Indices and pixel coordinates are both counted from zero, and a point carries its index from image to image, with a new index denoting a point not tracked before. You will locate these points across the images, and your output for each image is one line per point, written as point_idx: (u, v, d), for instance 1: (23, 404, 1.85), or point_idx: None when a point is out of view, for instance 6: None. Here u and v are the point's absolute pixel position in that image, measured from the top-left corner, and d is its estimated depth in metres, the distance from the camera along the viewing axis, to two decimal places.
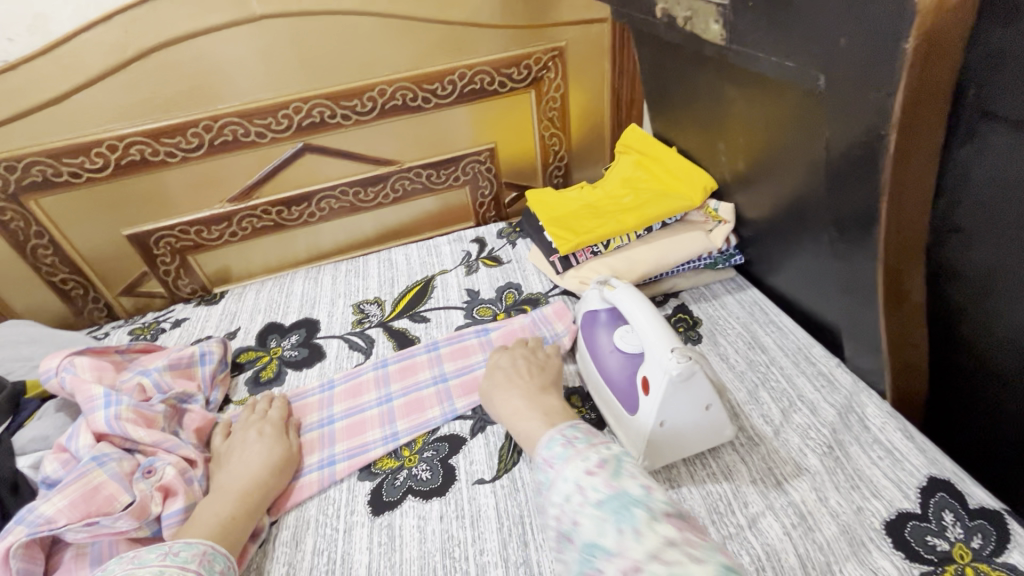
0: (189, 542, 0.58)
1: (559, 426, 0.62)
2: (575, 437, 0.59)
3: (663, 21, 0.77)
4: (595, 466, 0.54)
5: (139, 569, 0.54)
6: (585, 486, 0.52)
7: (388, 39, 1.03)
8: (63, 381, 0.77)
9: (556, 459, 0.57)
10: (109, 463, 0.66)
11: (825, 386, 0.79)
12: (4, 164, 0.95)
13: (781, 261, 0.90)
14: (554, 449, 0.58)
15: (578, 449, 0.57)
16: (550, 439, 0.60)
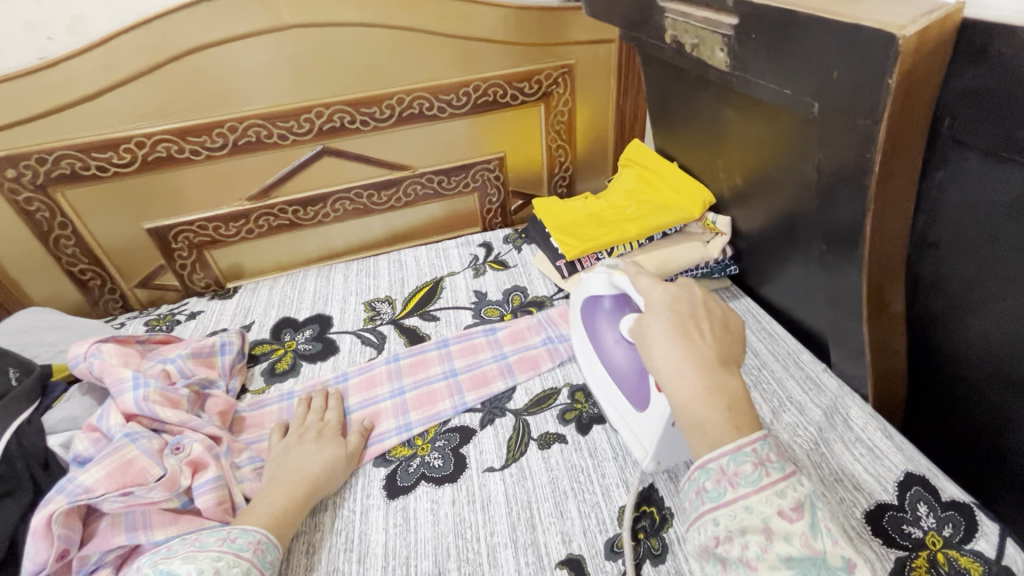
0: (246, 530, 0.61)
1: (751, 437, 0.48)
2: (769, 460, 0.47)
3: (672, 47, 0.83)
4: (791, 510, 0.45)
5: (201, 551, 0.57)
6: (775, 528, 0.44)
7: (409, 51, 1.08)
8: (91, 365, 0.80)
9: (740, 481, 0.46)
10: (140, 440, 0.70)
11: (812, 389, 0.85)
12: (35, 157, 0.98)
13: (773, 271, 0.96)
14: (742, 468, 0.46)
15: (772, 478, 0.46)
16: (738, 454, 0.47)
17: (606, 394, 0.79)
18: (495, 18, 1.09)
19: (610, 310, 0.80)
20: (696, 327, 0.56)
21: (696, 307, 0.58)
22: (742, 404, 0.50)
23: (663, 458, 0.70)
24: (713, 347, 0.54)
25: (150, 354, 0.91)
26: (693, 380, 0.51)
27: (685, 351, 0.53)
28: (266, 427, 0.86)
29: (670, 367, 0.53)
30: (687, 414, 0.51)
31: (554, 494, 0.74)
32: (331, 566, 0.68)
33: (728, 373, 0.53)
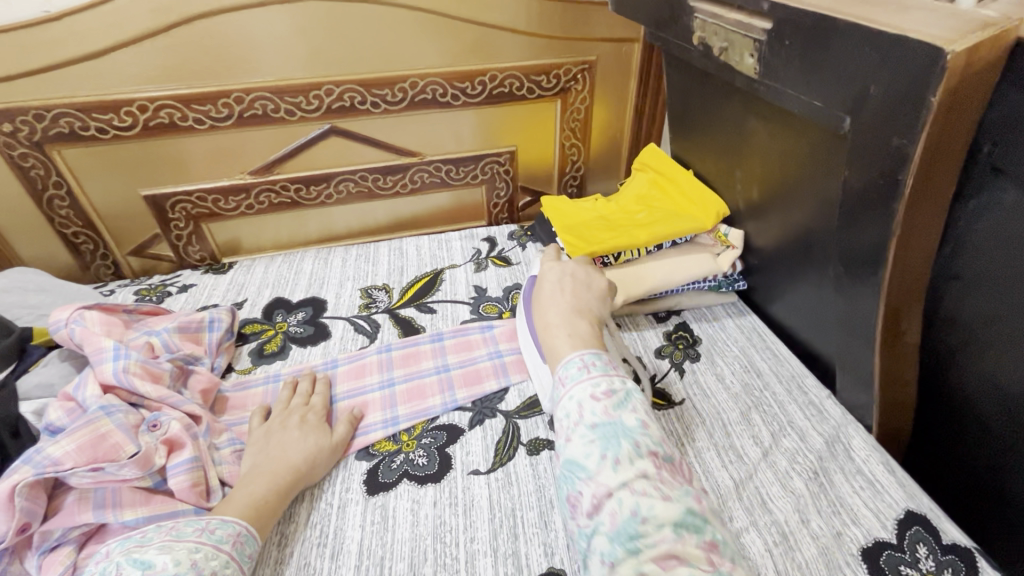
0: (226, 521, 0.60)
1: (580, 352, 0.65)
2: (591, 363, 0.63)
3: (698, 49, 0.80)
4: (601, 393, 0.59)
5: (178, 541, 0.55)
6: (587, 406, 0.58)
7: (426, 34, 1.05)
8: (72, 333, 0.77)
9: (569, 379, 0.62)
10: (116, 414, 0.67)
11: (814, 415, 0.82)
12: (33, 113, 0.95)
13: (784, 290, 0.93)
14: (571, 370, 0.63)
15: (592, 374, 0.62)
16: (568, 361, 0.65)
17: (529, 354, 0.86)
18: (517, 7, 1.06)
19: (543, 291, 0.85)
20: (567, 290, 0.78)
21: (577, 279, 0.80)
22: (582, 337, 0.69)
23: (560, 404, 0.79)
24: (576, 302, 0.75)
25: (135, 324, 0.89)
26: (552, 320, 0.73)
27: (557, 301, 0.76)
28: (250, 408, 0.84)
29: (546, 322, 0.73)
30: (547, 338, 0.72)
31: (540, 503, 0.71)
32: (303, 561, 0.66)
33: (577, 320, 0.73)
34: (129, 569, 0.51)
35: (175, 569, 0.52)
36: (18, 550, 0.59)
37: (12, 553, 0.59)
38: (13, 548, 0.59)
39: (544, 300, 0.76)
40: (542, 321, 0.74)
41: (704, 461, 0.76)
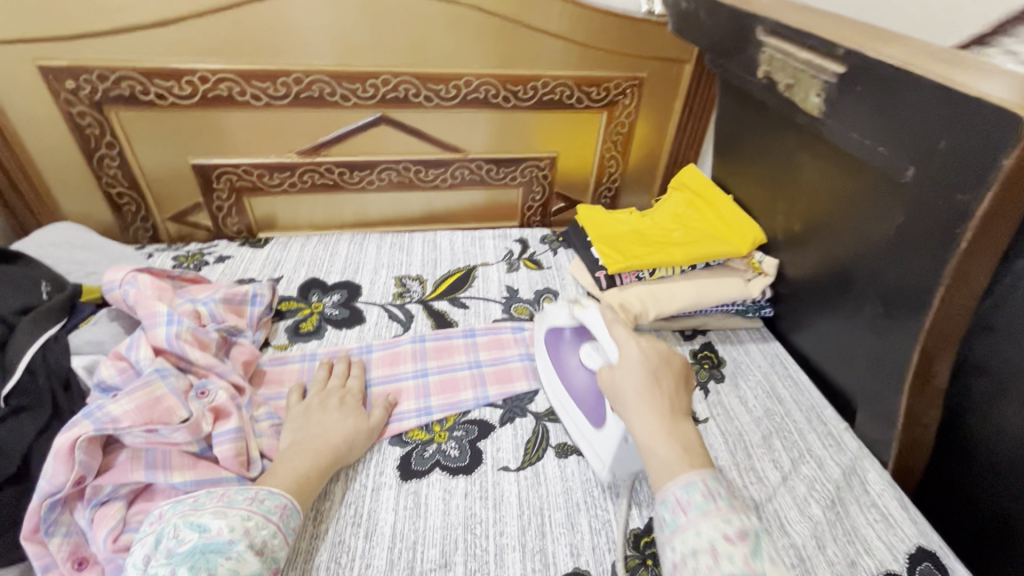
0: (274, 493, 0.62)
1: (687, 473, 0.54)
2: (716, 491, 0.52)
3: (762, 82, 0.82)
4: (735, 535, 0.49)
5: (230, 508, 0.58)
6: (720, 551, 0.48)
7: (486, 36, 1.07)
8: (126, 294, 0.79)
9: (692, 509, 0.51)
10: (169, 378, 0.69)
11: (833, 446, 0.85)
12: (97, 73, 0.97)
13: (811, 322, 0.96)
14: (693, 496, 0.52)
15: (719, 507, 0.51)
16: (688, 483, 0.52)
17: (566, 414, 0.82)
18: (578, 19, 1.08)
19: (571, 341, 0.83)
20: (661, 381, 0.63)
21: (663, 359, 0.66)
22: (698, 454, 0.56)
23: (620, 474, 0.73)
24: (673, 401, 0.61)
25: (180, 291, 0.90)
26: (655, 430, 0.58)
27: (652, 405, 0.60)
28: (287, 384, 0.86)
29: (646, 431, 0.58)
30: (653, 459, 0.56)
31: (567, 505, 0.73)
32: (337, 537, 0.68)
33: (682, 423, 0.59)
34: (187, 531, 0.55)
35: (229, 536, 0.55)
36: (69, 502, 0.61)
37: (64, 505, 0.60)
38: (65, 499, 0.61)
39: (633, 404, 0.61)
40: (643, 435, 0.58)
41: (726, 480, 0.78)
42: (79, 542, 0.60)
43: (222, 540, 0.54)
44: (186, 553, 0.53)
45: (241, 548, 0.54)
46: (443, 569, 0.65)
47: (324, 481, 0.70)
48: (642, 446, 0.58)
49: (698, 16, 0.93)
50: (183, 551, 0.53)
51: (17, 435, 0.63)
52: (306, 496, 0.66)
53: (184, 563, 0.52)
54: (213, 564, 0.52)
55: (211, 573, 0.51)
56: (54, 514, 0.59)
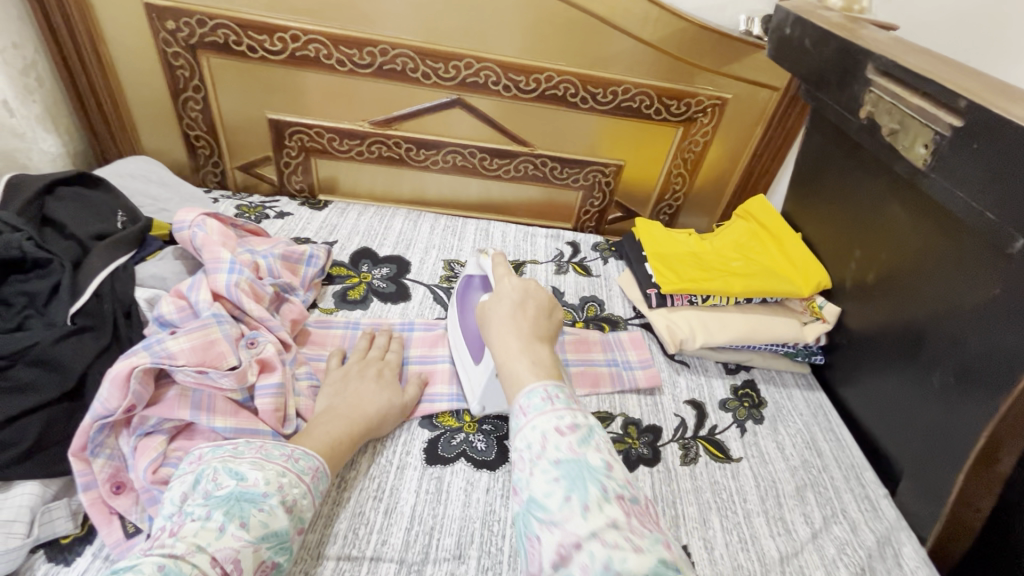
0: (308, 454, 0.63)
1: (545, 380, 0.56)
2: (555, 395, 0.55)
3: (863, 123, 0.79)
4: (567, 428, 0.52)
5: (267, 462, 0.59)
6: (550, 441, 0.51)
7: (577, 35, 1.05)
8: (194, 236, 0.82)
9: (529, 409, 0.54)
10: (224, 324, 0.71)
11: (869, 511, 0.81)
12: (197, 17, 1.00)
13: (866, 379, 0.91)
14: (533, 400, 0.54)
15: (555, 407, 0.54)
16: (530, 389, 0.55)
17: (457, 349, 0.87)
18: (673, 29, 1.05)
19: (478, 287, 0.85)
20: (526, 311, 0.65)
21: (528, 295, 0.68)
22: (545, 366, 0.59)
23: (489, 406, 0.80)
24: (533, 326, 0.64)
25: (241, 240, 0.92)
26: (511, 345, 0.61)
27: (514, 327, 0.63)
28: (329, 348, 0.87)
29: (503, 350, 0.61)
30: (506, 372, 0.59)
31: None
32: (358, 509, 0.68)
33: (538, 345, 0.62)
34: (225, 477, 0.56)
35: (264, 488, 0.56)
36: (116, 427, 0.64)
37: (111, 428, 0.63)
38: (112, 424, 0.63)
39: (497, 327, 0.64)
40: (500, 351, 0.61)
41: (752, 526, 0.76)
42: (120, 467, 0.63)
43: (258, 491, 0.55)
44: (223, 497, 0.54)
45: (273, 502, 0.55)
46: (457, 560, 0.65)
47: (353, 451, 0.71)
48: (499, 363, 0.61)
49: (802, 44, 0.89)
50: (221, 495, 0.54)
51: (80, 354, 0.66)
52: (337, 461, 0.67)
53: (220, 507, 0.53)
54: (247, 513, 0.53)
55: (244, 521, 0.53)
56: (101, 436, 0.62)
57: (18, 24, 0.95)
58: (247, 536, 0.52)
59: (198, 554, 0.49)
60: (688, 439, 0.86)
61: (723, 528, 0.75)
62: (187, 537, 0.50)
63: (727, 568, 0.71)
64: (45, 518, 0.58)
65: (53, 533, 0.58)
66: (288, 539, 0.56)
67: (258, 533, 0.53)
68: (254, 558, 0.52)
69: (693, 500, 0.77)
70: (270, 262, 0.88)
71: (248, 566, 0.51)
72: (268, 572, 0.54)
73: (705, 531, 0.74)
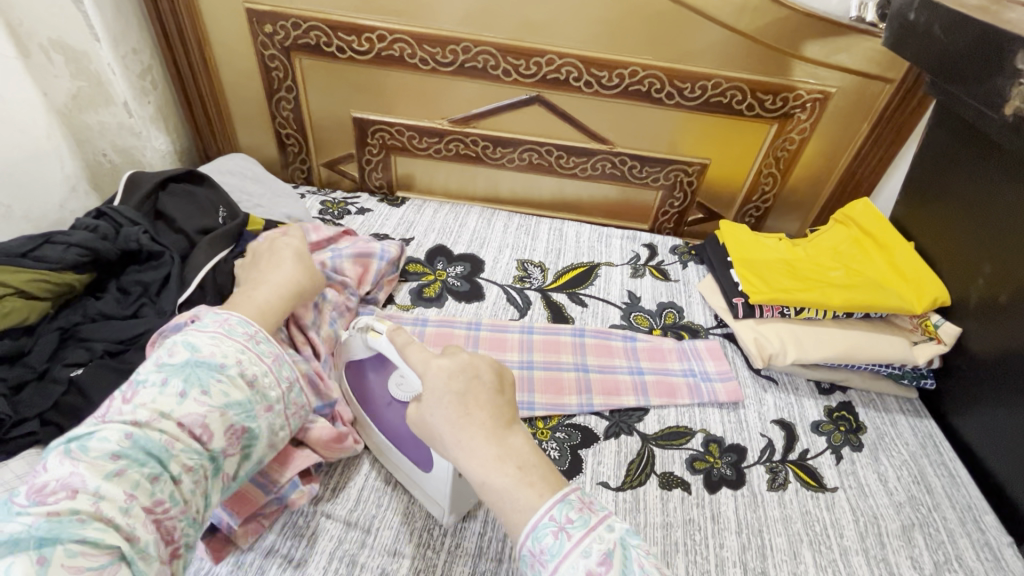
0: (270, 338, 0.60)
1: (548, 503, 0.47)
2: (568, 520, 0.46)
3: (1006, 120, 0.69)
4: (599, 565, 0.44)
5: (228, 338, 0.56)
6: None
7: (667, 27, 1.00)
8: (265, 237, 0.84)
9: (547, 556, 0.45)
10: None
11: (990, 561, 0.71)
12: (293, 21, 1.04)
13: (990, 410, 0.81)
14: (545, 542, 0.45)
15: (574, 538, 0.45)
16: (535, 527, 0.46)
17: (390, 460, 0.71)
18: (773, 18, 0.97)
19: (373, 368, 0.73)
20: (477, 397, 0.52)
21: (469, 376, 0.54)
22: (535, 467, 0.50)
23: (459, 509, 0.66)
24: (499, 408, 0.53)
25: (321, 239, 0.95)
26: (481, 455, 0.50)
27: (474, 425, 0.51)
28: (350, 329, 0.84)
29: (473, 462, 0.50)
30: (488, 493, 0.49)
31: (664, 541, 0.69)
32: (433, 509, 0.69)
33: (513, 436, 0.52)
34: (180, 348, 0.53)
35: (221, 359, 0.54)
36: None
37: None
38: None
39: (451, 436, 0.51)
40: (469, 465, 0.50)
41: (850, 566, 0.69)
42: None
43: (215, 361, 0.53)
44: (178, 365, 0.51)
45: (232, 373, 0.54)
46: None
47: None
48: (473, 480, 0.50)
49: (929, 30, 0.79)
50: (174, 363, 0.51)
51: None
52: None
53: (177, 373, 0.51)
54: (206, 381, 0.52)
55: (204, 388, 0.51)
56: None
57: (138, 31, 1.03)
58: (209, 402, 0.51)
59: (163, 420, 0.48)
60: (776, 462, 0.80)
61: (815, 564, 0.69)
62: (146, 402, 0.49)
63: None
64: None
65: None
66: (254, 410, 0.54)
67: (219, 400, 0.52)
68: (221, 422, 0.51)
69: (782, 530, 0.72)
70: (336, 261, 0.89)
71: (217, 429, 0.51)
72: (240, 436, 0.53)
73: (795, 565, 0.68)
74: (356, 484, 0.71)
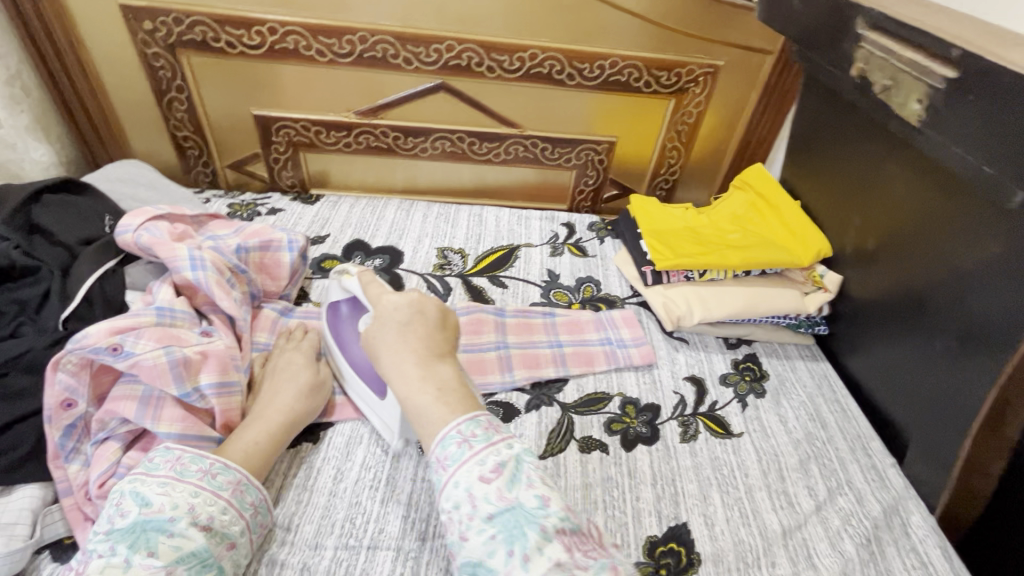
0: (229, 467, 0.61)
1: (457, 419, 0.56)
2: (472, 435, 0.55)
3: (855, 81, 0.75)
4: (490, 473, 0.52)
5: (180, 481, 0.58)
6: (477, 494, 0.51)
7: (560, 9, 1.02)
8: (141, 240, 0.77)
9: (449, 461, 0.54)
10: (168, 319, 0.70)
11: (876, 481, 0.79)
12: (173, 16, 0.99)
13: (869, 346, 0.89)
14: (448, 451, 0.54)
15: (475, 450, 0.54)
16: (444, 437, 0.55)
17: (353, 390, 0.78)
18: None
19: (348, 314, 0.79)
20: (415, 328, 0.64)
21: (415, 310, 0.65)
22: (452, 391, 0.59)
23: (409, 436, 0.73)
24: (427, 343, 0.63)
25: (202, 230, 0.89)
26: (409, 373, 0.60)
27: (405, 348, 0.62)
28: (280, 331, 0.86)
29: (402, 380, 0.60)
30: (412, 406, 0.59)
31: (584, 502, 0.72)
32: (355, 499, 0.69)
33: (439, 363, 0.62)
34: (130, 503, 0.55)
35: (170, 513, 0.55)
36: (88, 432, 0.64)
37: (81, 433, 0.63)
38: (83, 430, 0.64)
39: (387, 357, 0.62)
40: (400, 384, 0.60)
41: (755, 502, 0.75)
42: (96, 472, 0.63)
43: (163, 517, 0.54)
44: (127, 529, 0.53)
45: (183, 526, 0.54)
46: (452, 546, 0.65)
47: (281, 447, 0.69)
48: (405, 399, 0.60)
49: (791, 2, 0.85)
50: (123, 527, 0.53)
51: None
52: (257, 467, 0.65)
53: (123, 540, 0.52)
54: (154, 542, 0.52)
55: (151, 550, 0.52)
56: (71, 441, 0.62)
57: None
58: (156, 562, 0.51)
59: None
60: (687, 416, 0.85)
61: (723, 504, 0.74)
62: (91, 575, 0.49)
63: (728, 545, 0.70)
64: (47, 520, 0.60)
65: (55, 534, 0.60)
66: (210, 556, 0.55)
67: (170, 557, 0.52)
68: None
69: (693, 477, 0.76)
70: (241, 254, 0.86)
71: None
72: None
73: (705, 508, 0.73)
74: (274, 485, 0.69)
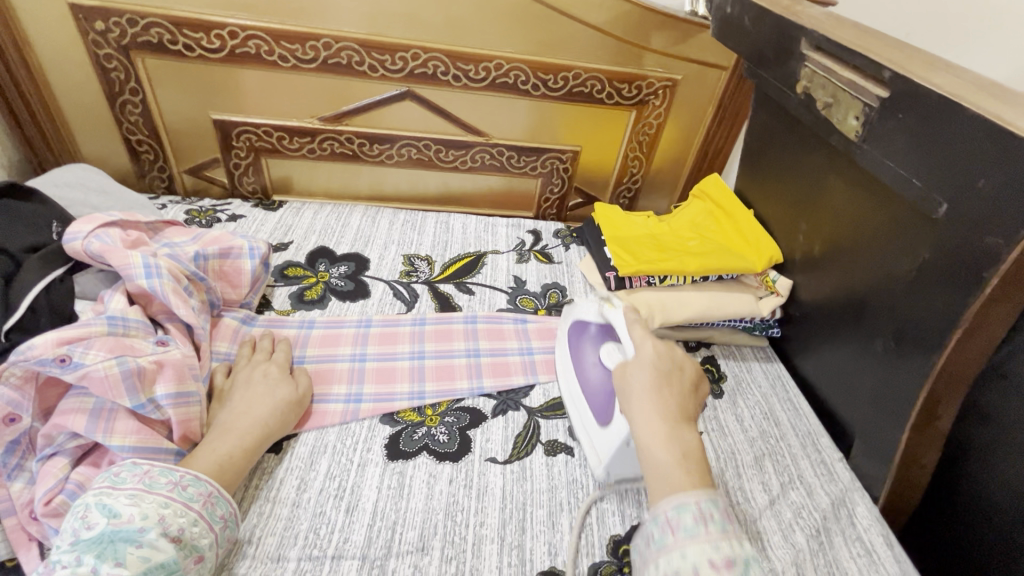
0: (200, 479, 0.60)
1: (698, 493, 0.56)
2: (709, 515, 0.54)
3: (800, 98, 0.80)
4: (721, 562, 0.51)
5: (148, 493, 0.56)
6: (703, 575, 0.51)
7: (524, 21, 1.04)
8: (91, 247, 0.74)
9: (681, 529, 0.54)
10: (120, 329, 0.68)
11: (824, 475, 0.83)
12: (128, 17, 0.96)
13: (818, 347, 0.94)
14: (683, 518, 0.54)
15: (710, 531, 0.53)
16: (681, 502, 0.55)
17: (576, 408, 0.82)
18: (617, 12, 1.05)
19: (594, 335, 0.83)
20: (671, 384, 0.67)
21: (674, 365, 0.69)
22: (696, 459, 0.60)
23: (615, 472, 0.74)
24: (680, 407, 0.65)
25: (157, 238, 0.87)
26: (658, 429, 0.62)
27: (657, 406, 0.64)
28: (242, 340, 0.85)
29: (647, 431, 0.62)
30: (650, 457, 0.60)
31: (550, 503, 0.73)
32: (319, 509, 0.68)
33: (684, 431, 0.62)
34: (97, 515, 0.53)
35: (140, 524, 0.53)
36: (34, 447, 0.62)
37: (26, 449, 0.61)
38: (28, 446, 0.61)
39: (645, 400, 0.65)
40: (642, 431, 0.62)
41: None
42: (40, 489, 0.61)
43: (132, 527, 0.52)
44: (93, 540, 0.51)
45: (153, 536, 0.53)
46: (420, 553, 0.65)
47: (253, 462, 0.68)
48: (644, 444, 0.61)
49: (741, 22, 0.90)
50: (90, 538, 0.51)
51: None
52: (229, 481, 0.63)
53: (90, 551, 0.50)
54: (122, 552, 0.50)
55: (119, 560, 0.50)
56: (14, 458, 0.60)
57: None
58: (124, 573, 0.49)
59: None
60: None
61: None
62: None
63: None
64: None
65: None
66: (179, 569, 0.53)
67: (138, 568, 0.50)
68: None
69: None
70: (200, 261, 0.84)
71: None
72: None
73: None
74: (234, 498, 0.68)
